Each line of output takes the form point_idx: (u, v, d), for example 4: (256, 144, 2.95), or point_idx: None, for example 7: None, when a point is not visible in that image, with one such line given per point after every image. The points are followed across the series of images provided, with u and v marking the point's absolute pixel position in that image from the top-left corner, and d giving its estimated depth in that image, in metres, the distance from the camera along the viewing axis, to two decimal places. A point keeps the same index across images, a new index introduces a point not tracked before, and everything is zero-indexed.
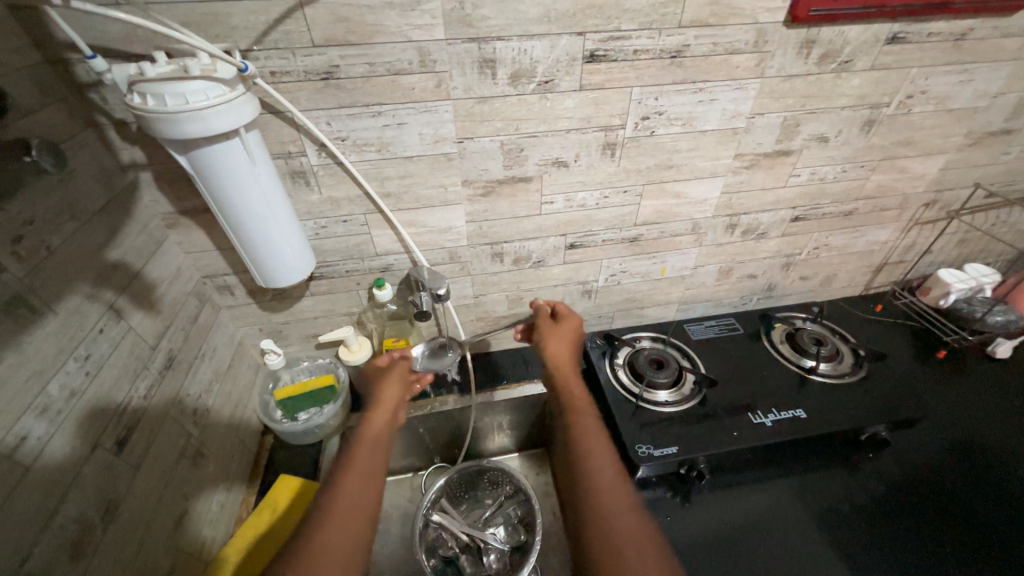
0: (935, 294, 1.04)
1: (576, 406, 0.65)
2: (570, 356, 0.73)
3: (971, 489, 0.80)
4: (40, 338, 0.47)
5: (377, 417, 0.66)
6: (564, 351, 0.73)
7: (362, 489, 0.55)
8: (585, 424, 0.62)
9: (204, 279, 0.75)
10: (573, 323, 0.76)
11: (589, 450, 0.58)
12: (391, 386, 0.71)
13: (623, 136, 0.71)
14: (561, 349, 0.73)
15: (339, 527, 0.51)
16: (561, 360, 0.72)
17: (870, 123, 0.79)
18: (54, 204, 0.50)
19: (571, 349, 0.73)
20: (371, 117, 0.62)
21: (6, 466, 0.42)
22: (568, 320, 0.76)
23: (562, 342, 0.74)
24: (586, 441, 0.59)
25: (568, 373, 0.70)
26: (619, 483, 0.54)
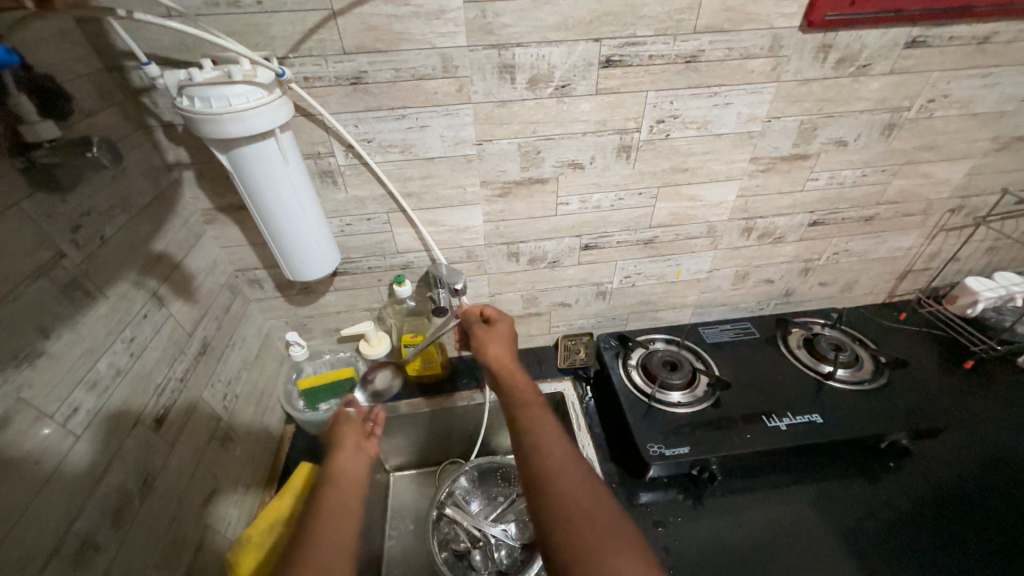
0: (962, 303, 1.01)
1: (524, 400, 0.58)
2: (508, 350, 0.67)
3: (1000, 504, 0.77)
4: (92, 319, 0.51)
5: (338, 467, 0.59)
6: (501, 348, 0.67)
7: (333, 523, 0.50)
8: (532, 412, 0.56)
9: (237, 273, 0.79)
10: (506, 321, 0.70)
11: (539, 442, 0.52)
12: (350, 424, 0.66)
13: (638, 139, 0.73)
14: (501, 348, 0.66)
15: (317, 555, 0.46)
16: (501, 357, 0.65)
17: (891, 127, 0.78)
18: (108, 198, 0.55)
19: (509, 347, 0.67)
20: (395, 120, 0.65)
21: (60, 434, 0.45)
22: (500, 320, 0.70)
23: (498, 339, 0.68)
24: (537, 431, 0.53)
25: (512, 368, 0.63)
26: (579, 468, 0.50)
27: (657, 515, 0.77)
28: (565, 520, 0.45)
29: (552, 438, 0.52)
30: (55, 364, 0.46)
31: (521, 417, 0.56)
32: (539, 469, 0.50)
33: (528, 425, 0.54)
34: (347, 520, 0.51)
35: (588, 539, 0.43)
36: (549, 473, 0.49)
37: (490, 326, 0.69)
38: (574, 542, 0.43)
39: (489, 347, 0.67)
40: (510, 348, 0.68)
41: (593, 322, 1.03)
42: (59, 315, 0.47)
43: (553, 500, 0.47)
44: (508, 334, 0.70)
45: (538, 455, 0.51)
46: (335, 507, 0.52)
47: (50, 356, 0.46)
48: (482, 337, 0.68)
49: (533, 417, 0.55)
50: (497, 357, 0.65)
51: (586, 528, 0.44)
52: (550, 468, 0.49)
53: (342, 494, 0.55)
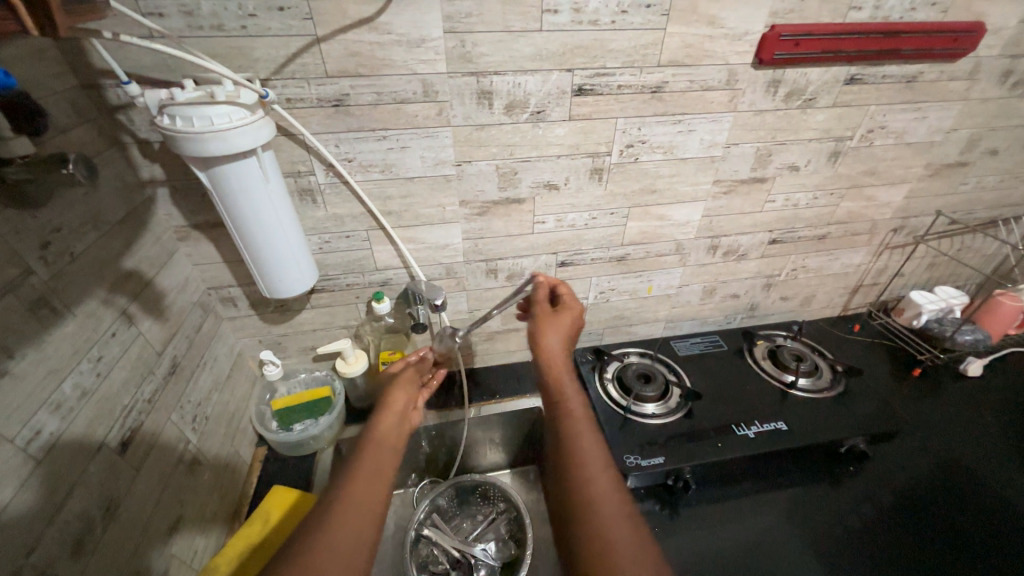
0: (908, 314, 1.09)
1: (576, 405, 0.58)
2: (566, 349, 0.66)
3: (949, 502, 0.82)
4: (59, 338, 0.49)
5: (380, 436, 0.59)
6: (557, 342, 0.65)
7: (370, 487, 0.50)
8: (581, 420, 0.56)
9: (209, 291, 0.78)
10: (572, 314, 0.68)
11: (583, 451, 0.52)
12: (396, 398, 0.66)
13: (609, 162, 0.77)
14: (557, 341, 0.65)
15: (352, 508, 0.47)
16: (556, 349, 0.64)
17: (836, 154, 0.85)
18: (79, 215, 0.54)
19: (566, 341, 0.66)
20: (376, 141, 0.67)
21: (20, 459, 0.44)
22: (571, 312, 0.69)
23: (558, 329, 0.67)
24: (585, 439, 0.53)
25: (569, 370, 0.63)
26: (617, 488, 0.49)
27: None
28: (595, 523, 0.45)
29: (594, 450, 0.52)
30: (19, 384, 0.44)
31: (566, 422, 0.55)
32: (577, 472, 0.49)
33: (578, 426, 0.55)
34: (376, 482, 0.51)
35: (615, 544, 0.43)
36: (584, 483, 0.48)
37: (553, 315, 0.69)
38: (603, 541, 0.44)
39: (551, 336, 0.65)
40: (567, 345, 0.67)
41: None
42: (24, 334, 0.45)
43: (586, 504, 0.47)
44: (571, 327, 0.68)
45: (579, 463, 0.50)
46: (368, 470, 0.52)
47: (14, 376, 0.44)
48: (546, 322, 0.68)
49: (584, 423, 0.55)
50: (551, 352, 0.64)
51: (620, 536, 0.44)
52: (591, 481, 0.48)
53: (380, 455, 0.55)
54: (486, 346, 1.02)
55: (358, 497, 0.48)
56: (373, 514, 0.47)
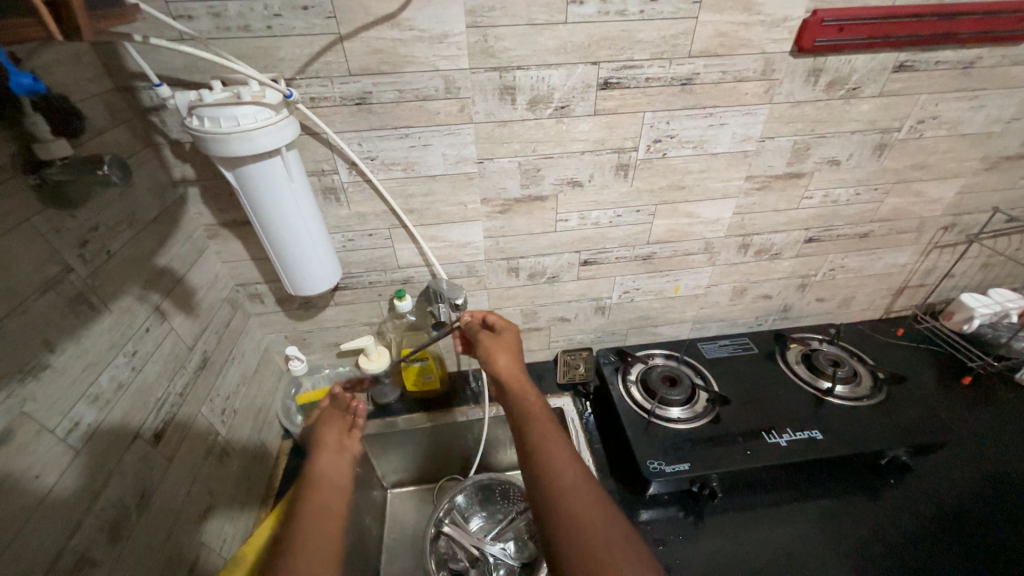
0: (958, 318, 1.01)
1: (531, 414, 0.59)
2: (516, 366, 0.67)
3: (1006, 523, 0.76)
4: (96, 333, 0.51)
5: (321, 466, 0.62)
6: (507, 361, 0.67)
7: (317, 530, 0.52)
8: (540, 428, 0.56)
9: (238, 287, 0.80)
10: (513, 335, 0.72)
11: (549, 455, 0.52)
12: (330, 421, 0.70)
13: (635, 158, 0.74)
14: (506, 359, 0.68)
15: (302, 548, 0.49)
16: (508, 369, 0.66)
17: (881, 147, 0.80)
18: (115, 214, 0.56)
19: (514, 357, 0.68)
20: (398, 139, 0.67)
21: (61, 448, 0.46)
22: (507, 332, 0.72)
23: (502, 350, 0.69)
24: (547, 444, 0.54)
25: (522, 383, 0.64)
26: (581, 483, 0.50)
27: (657, 533, 0.76)
28: (570, 526, 0.45)
29: (563, 457, 0.52)
30: (59, 376, 0.46)
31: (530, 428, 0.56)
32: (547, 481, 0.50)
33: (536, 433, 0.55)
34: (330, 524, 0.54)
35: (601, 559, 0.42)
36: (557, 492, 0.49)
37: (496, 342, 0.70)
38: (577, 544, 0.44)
39: (496, 357, 0.68)
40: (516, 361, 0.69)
41: (592, 337, 1.03)
42: (63, 329, 0.47)
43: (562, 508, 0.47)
44: (513, 349, 0.70)
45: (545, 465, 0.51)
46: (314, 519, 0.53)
47: (55, 369, 0.46)
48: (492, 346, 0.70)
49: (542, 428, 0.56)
50: (503, 371, 0.66)
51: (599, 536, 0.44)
52: (561, 485, 0.49)
53: (323, 496, 0.58)
54: None
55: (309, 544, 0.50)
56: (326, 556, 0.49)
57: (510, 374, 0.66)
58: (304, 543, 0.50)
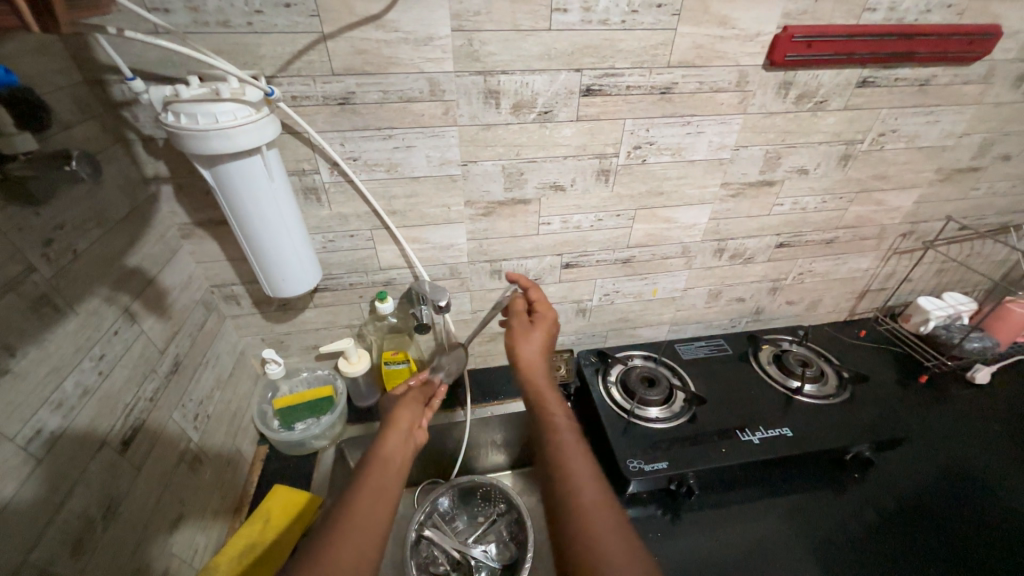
0: (915, 321, 1.09)
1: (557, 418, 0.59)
2: (542, 360, 0.67)
3: (956, 511, 0.81)
4: (60, 336, 0.49)
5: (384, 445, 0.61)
6: (534, 352, 0.66)
7: (371, 505, 0.51)
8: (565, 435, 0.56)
9: (213, 288, 0.78)
10: (546, 321, 0.70)
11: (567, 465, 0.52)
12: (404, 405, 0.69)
13: (616, 163, 0.76)
14: (531, 352, 0.66)
15: (351, 522, 0.48)
16: (532, 362, 0.66)
17: (846, 157, 0.84)
18: (83, 212, 0.53)
19: (541, 350, 0.67)
20: (382, 139, 0.66)
21: (20, 457, 0.43)
22: (544, 318, 0.70)
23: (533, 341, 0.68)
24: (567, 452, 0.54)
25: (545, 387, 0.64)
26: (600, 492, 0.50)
27: (637, 530, 0.78)
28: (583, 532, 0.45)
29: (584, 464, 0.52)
30: (20, 382, 0.44)
31: (553, 434, 0.57)
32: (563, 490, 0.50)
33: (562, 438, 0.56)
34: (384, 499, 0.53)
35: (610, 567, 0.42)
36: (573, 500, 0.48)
37: (527, 327, 0.69)
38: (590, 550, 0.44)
39: (520, 348, 0.67)
40: (545, 354, 0.68)
41: (573, 339, 1.05)
42: (25, 332, 0.45)
43: (577, 517, 0.47)
44: (546, 340, 0.69)
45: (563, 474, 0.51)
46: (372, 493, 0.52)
47: (16, 374, 0.44)
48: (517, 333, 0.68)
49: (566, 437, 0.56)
50: (529, 364, 0.65)
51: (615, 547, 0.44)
52: (580, 496, 0.49)
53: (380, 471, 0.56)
54: (489, 347, 1.02)
55: (358, 519, 0.49)
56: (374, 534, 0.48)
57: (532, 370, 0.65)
58: (357, 514, 0.49)
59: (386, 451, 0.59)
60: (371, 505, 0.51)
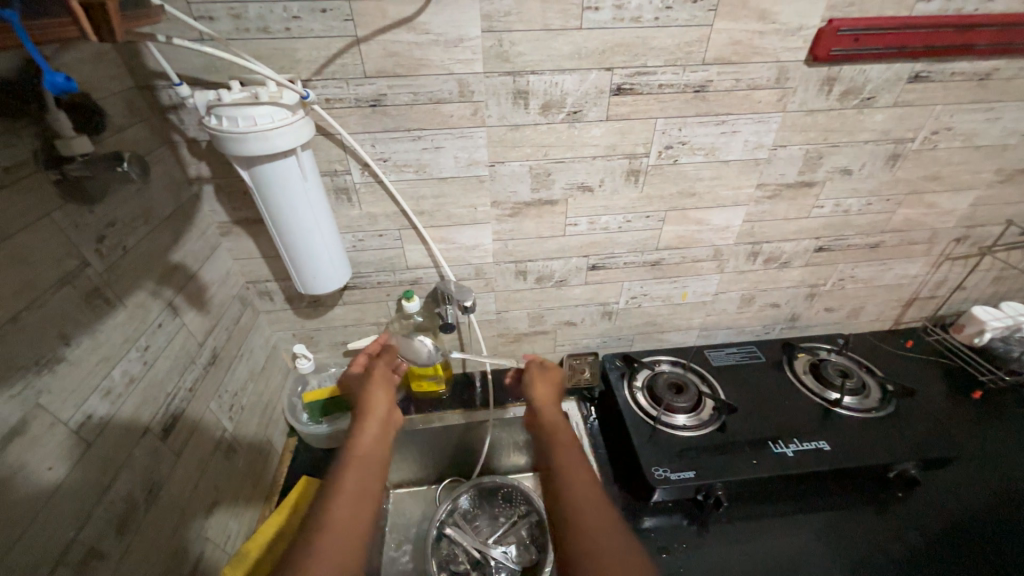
0: (968, 332, 1.01)
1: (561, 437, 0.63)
2: (552, 398, 0.72)
3: (1013, 538, 0.75)
4: (110, 327, 0.52)
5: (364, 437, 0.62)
6: (546, 393, 0.73)
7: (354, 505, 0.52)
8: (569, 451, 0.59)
9: (248, 285, 0.81)
10: (557, 372, 0.77)
11: (572, 482, 0.54)
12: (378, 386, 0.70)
13: (646, 164, 0.74)
14: (546, 391, 0.73)
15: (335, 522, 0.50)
16: (544, 400, 0.71)
17: (895, 157, 0.80)
18: (132, 210, 0.56)
19: (554, 392, 0.73)
20: (411, 141, 0.67)
21: (73, 440, 0.46)
22: (556, 372, 0.77)
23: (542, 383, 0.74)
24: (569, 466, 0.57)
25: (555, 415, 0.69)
26: (599, 501, 0.52)
27: (661, 540, 0.75)
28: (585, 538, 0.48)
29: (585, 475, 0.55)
30: (74, 369, 0.47)
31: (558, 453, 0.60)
32: (570, 508, 0.51)
33: (563, 456, 0.59)
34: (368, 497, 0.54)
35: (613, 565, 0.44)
36: (578, 517, 0.50)
37: (543, 372, 0.76)
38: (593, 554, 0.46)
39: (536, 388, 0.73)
40: (556, 396, 0.74)
41: (598, 342, 1.03)
42: (79, 323, 0.48)
43: (582, 529, 0.49)
44: (557, 387, 0.75)
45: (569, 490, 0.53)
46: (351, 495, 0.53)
47: (70, 362, 0.47)
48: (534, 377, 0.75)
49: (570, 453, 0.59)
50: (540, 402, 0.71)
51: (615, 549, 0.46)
52: (582, 505, 0.51)
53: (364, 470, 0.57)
54: (513, 348, 1.01)
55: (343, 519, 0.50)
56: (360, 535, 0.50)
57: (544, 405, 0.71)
58: (341, 514, 0.51)
59: (366, 444, 0.61)
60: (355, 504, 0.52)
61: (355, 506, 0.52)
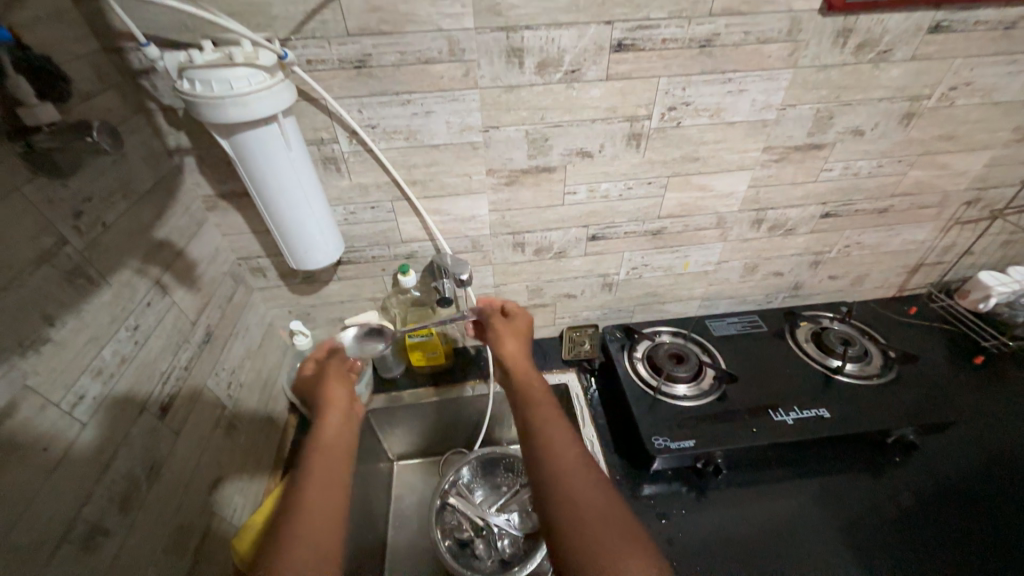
0: (973, 298, 0.99)
1: (536, 400, 0.61)
2: (522, 351, 0.70)
3: (1005, 497, 0.76)
4: (96, 307, 0.50)
5: (327, 428, 0.62)
6: (515, 348, 0.69)
7: (321, 498, 0.53)
8: (546, 412, 0.58)
9: (239, 261, 0.79)
10: (523, 320, 0.74)
11: (552, 449, 0.53)
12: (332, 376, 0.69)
13: (648, 127, 0.71)
14: (515, 346, 0.70)
15: (303, 518, 0.50)
16: (513, 355, 0.68)
17: (909, 115, 0.76)
18: (109, 183, 0.54)
19: (524, 345, 0.70)
20: (400, 105, 0.64)
21: (66, 421, 0.45)
22: (521, 320, 0.74)
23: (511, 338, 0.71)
24: (547, 431, 0.55)
25: (528, 372, 0.66)
26: (582, 467, 0.51)
27: (660, 507, 0.76)
28: (569, 513, 0.47)
29: (567, 442, 0.54)
30: (61, 351, 0.46)
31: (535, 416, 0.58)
32: (552, 474, 0.51)
33: (540, 420, 0.57)
34: (335, 490, 0.55)
35: (601, 541, 0.44)
36: (562, 483, 0.49)
37: (509, 326, 0.72)
38: (577, 528, 0.45)
39: (505, 344, 0.70)
40: (525, 348, 0.71)
41: (598, 313, 1.02)
42: (62, 302, 0.46)
43: (566, 499, 0.48)
44: (523, 338, 0.72)
45: (549, 456, 0.52)
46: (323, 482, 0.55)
47: (57, 343, 0.46)
48: (501, 330, 0.72)
49: (548, 416, 0.58)
50: (511, 357, 0.68)
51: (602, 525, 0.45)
52: (564, 475, 0.50)
53: (327, 464, 0.57)
54: None
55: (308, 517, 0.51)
56: (331, 529, 0.50)
57: (515, 362, 0.68)
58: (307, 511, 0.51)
59: (324, 438, 0.61)
60: (319, 499, 0.53)
61: (322, 500, 0.53)
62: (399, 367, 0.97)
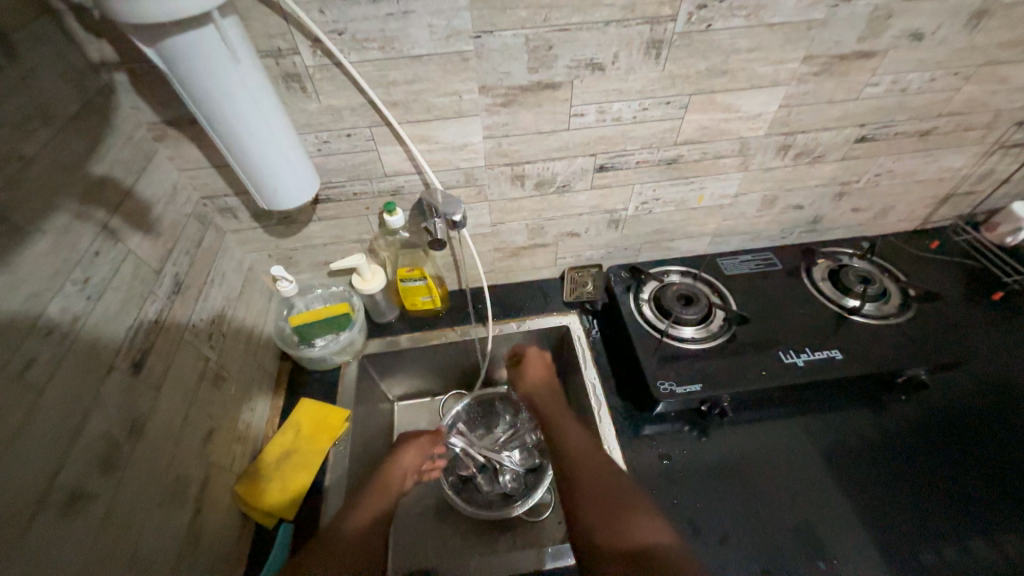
0: (1002, 231, 0.94)
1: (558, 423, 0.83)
2: (544, 377, 0.90)
3: (1003, 430, 0.77)
4: (30, 259, 0.43)
5: (377, 494, 0.76)
6: (538, 372, 0.90)
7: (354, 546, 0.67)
8: (568, 425, 0.81)
9: (205, 200, 0.70)
10: (535, 347, 0.94)
11: (575, 450, 0.76)
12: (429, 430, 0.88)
13: (672, 31, 0.59)
14: (537, 371, 0.90)
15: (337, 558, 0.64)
16: (535, 382, 0.89)
17: (980, 15, 0.64)
18: (18, 107, 0.44)
19: (545, 369, 0.91)
20: (370, 3, 0.52)
21: (19, 386, 0.40)
22: (536, 353, 0.93)
23: (536, 367, 0.91)
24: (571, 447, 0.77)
25: (552, 395, 0.87)
26: (608, 472, 0.70)
27: (661, 446, 0.76)
28: (592, 487, 0.70)
29: (586, 443, 0.76)
30: None
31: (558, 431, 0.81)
32: (586, 496, 0.69)
33: (564, 438, 0.79)
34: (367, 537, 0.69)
35: (624, 519, 0.65)
36: (593, 508, 0.68)
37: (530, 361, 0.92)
38: (602, 531, 0.66)
39: (528, 374, 0.91)
40: (545, 373, 0.91)
41: (603, 253, 0.96)
42: None
43: (592, 500, 0.69)
44: (544, 364, 0.92)
45: (581, 484, 0.71)
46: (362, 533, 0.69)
47: None
48: (527, 364, 0.92)
49: (574, 442, 0.77)
50: (535, 386, 0.89)
51: (609, 483, 0.69)
52: (592, 483, 0.70)
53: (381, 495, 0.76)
54: (511, 263, 0.94)
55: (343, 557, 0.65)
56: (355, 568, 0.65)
57: (535, 384, 0.89)
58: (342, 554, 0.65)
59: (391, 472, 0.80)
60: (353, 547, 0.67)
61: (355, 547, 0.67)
62: (393, 311, 0.92)
